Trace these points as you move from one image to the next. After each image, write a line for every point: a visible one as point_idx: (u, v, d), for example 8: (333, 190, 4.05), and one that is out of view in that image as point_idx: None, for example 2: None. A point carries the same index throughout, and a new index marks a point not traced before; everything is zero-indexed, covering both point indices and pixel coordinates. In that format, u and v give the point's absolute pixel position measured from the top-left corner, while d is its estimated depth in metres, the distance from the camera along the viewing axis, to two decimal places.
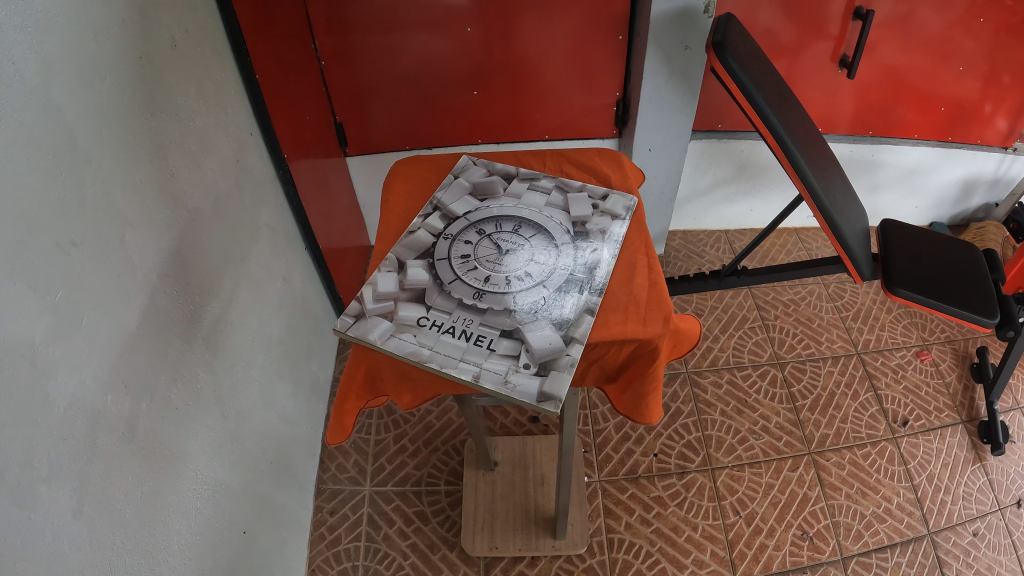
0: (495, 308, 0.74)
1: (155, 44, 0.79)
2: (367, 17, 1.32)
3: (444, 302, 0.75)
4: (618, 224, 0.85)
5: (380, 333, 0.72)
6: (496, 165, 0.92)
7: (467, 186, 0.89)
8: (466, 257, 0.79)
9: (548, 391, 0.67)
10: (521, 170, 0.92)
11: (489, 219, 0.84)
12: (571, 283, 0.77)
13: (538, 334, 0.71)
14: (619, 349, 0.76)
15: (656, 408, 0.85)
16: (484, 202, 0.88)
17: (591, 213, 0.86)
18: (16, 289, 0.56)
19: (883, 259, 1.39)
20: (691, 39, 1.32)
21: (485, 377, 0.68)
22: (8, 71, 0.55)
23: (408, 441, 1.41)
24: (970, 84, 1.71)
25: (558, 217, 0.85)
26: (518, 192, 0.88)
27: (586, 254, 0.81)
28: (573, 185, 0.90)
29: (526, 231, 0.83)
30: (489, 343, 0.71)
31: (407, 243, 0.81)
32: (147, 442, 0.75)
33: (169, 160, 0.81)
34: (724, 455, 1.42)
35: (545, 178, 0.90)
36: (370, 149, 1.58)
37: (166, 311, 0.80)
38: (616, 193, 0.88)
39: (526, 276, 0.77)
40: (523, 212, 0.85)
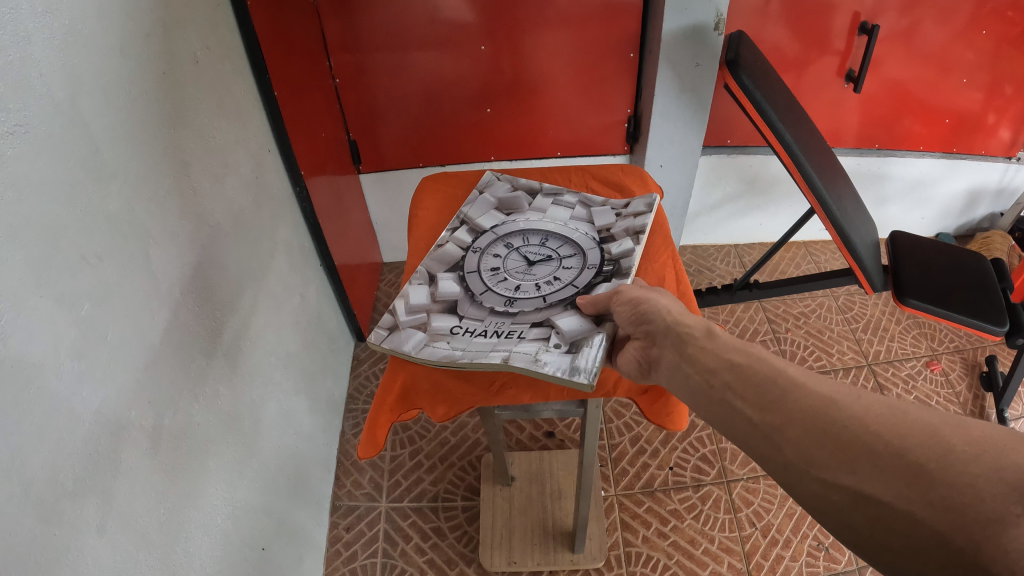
0: (526, 310, 0.75)
1: (178, 61, 0.80)
2: (379, 35, 1.33)
3: (476, 311, 0.76)
4: (641, 220, 0.85)
5: (413, 344, 0.72)
6: (520, 181, 0.95)
7: (491, 203, 0.91)
8: (495, 269, 0.81)
9: (579, 364, 0.67)
10: (544, 185, 0.94)
11: (517, 233, 0.86)
12: (598, 278, 0.78)
13: (567, 320, 0.72)
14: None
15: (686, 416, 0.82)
16: (510, 216, 0.89)
17: (614, 219, 0.87)
18: (41, 302, 0.57)
19: (894, 272, 1.40)
20: (702, 57, 1.33)
21: (515, 358, 0.67)
22: (36, 85, 0.56)
23: (424, 457, 1.42)
24: (974, 96, 1.73)
25: (583, 227, 0.86)
26: (542, 207, 0.90)
27: (612, 252, 0.81)
28: (595, 198, 0.92)
29: (553, 242, 0.84)
30: (520, 334, 0.72)
31: (437, 258, 0.83)
32: (169, 457, 0.76)
33: (191, 176, 0.82)
34: (739, 468, 1.41)
35: (568, 194, 0.93)
36: (381, 166, 1.60)
37: (187, 327, 0.81)
38: (637, 197, 0.89)
39: (556, 280, 0.78)
40: (550, 225, 0.87)
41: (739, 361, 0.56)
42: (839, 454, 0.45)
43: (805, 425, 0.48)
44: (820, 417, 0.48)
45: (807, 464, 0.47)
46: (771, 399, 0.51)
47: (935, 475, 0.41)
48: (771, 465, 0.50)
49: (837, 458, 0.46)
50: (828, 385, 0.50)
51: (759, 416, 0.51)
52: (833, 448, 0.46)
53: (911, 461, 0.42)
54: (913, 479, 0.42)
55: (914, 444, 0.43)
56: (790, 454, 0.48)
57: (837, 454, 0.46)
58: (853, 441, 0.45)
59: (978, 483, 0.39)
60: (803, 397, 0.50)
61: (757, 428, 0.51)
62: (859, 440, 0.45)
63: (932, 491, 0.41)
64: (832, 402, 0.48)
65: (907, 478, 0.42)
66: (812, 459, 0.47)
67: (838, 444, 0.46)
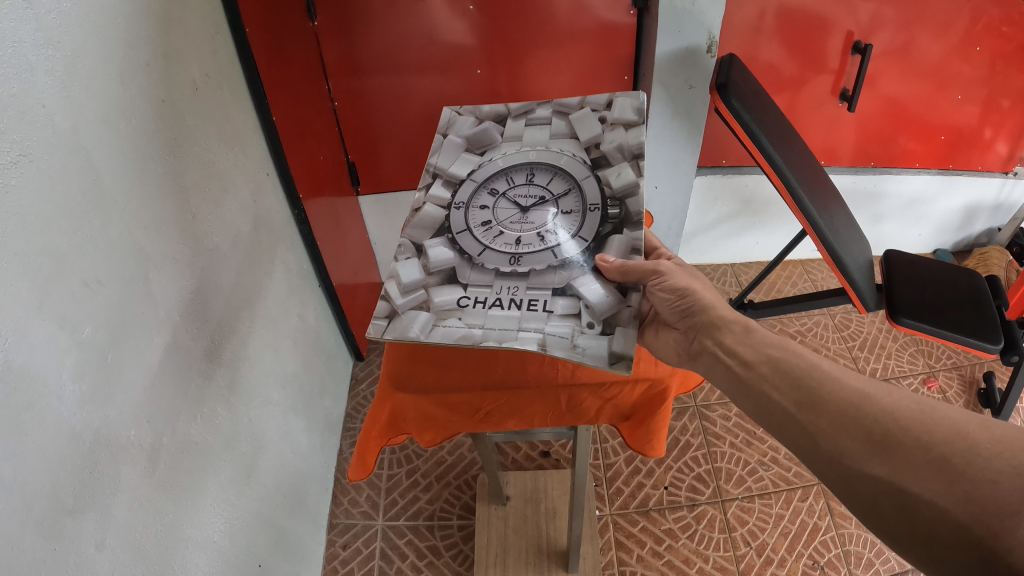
0: (537, 269, 0.72)
1: (179, 89, 0.81)
2: (377, 58, 1.35)
3: (480, 277, 0.72)
4: (635, 133, 0.80)
5: (421, 328, 0.67)
6: (483, 108, 0.88)
7: (459, 142, 0.85)
8: (487, 223, 0.77)
9: (618, 351, 0.63)
10: (511, 106, 0.87)
11: (499, 174, 0.82)
12: (607, 224, 0.75)
13: (590, 289, 0.69)
14: (632, 389, 0.80)
15: (664, 444, 0.87)
16: (483, 154, 0.85)
17: (601, 130, 0.82)
18: (45, 324, 0.58)
19: (887, 290, 1.41)
20: (695, 79, 1.35)
21: (551, 343, 0.64)
22: (38, 115, 0.57)
23: (420, 476, 1.43)
24: (970, 111, 1.74)
25: (569, 149, 0.82)
26: (518, 134, 0.86)
27: (613, 184, 0.77)
28: (572, 103, 0.85)
29: (541, 176, 0.81)
30: (544, 305, 0.68)
31: (418, 224, 0.78)
32: (167, 476, 0.77)
33: (191, 201, 0.84)
34: (734, 487, 1.42)
35: (541, 108, 0.87)
36: (379, 188, 1.62)
37: (187, 347, 0.82)
38: (619, 95, 0.83)
39: (559, 228, 0.76)
40: (532, 155, 0.83)
41: (779, 357, 0.67)
42: (870, 443, 0.56)
43: (839, 418, 0.59)
44: (854, 412, 0.59)
45: (843, 455, 0.57)
46: (808, 393, 0.63)
47: (957, 468, 0.52)
48: (805, 451, 0.61)
49: (869, 450, 0.56)
50: (860, 384, 0.61)
51: (796, 407, 0.63)
52: (866, 440, 0.57)
53: (937, 455, 0.53)
54: (939, 472, 0.52)
55: (941, 440, 0.54)
56: (827, 445, 0.59)
57: (870, 446, 0.56)
58: (885, 434, 0.56)
59: (996, 479, 0.50)
60: (839, 393, 0.61)
61: (795, 418, 0.62)
62: (893, 434, 0.56)
63: (956, 484, 0.51)
64: (866, 400, 0.59)
65: (934, 468, 0.52)
66: (846, 451, 0.57)
67: (871, 438, 0.57)
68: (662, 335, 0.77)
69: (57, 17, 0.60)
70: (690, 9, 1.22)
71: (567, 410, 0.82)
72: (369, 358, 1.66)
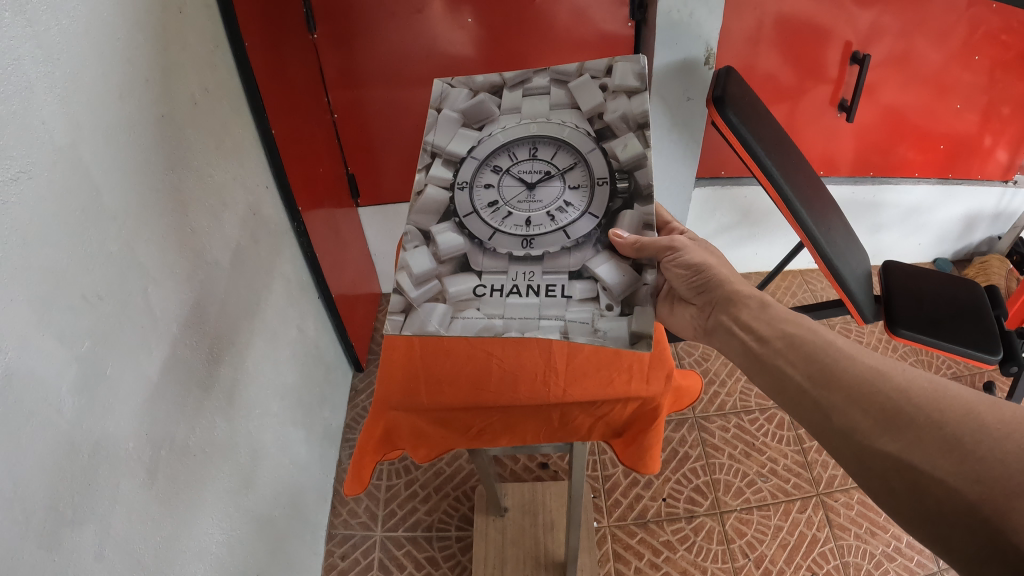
0: (551, 251, 0.72)
1: (178, 103, 0.82)
2: (376, 70, 1.37)
3: (494, 263, 0.72)
4: (638, 101, 0.75)
5: (440, 320, 0.66)
6: (476, 79, 0.81)
7: (455, 118, 0.80)
8: (494, 204, 0.76)
9: (638, 330, 0.64)
10: (506, 76, 0.80)
11: (500, 150, 0.79)
12: (616, 199, 0.73)
13: (606, 269, 0.69)
14: (623, 408, 0.83)
15: (657, 460, 0.87)
16: (482, 129, 0.80)
17: (603, 99, 0.76)
18: (44, 338, 0.59)
19: (886, 301, 1.41)
20: (693, 90, 1.36)
21: (573, 330, 0.64)
22: (38, 132, 0.58)
23: (419, 487, 1.43)
24: (969, 119, 1.75)
25: (571, 120, 0.77)
26: (516, 105, 0.80)
27: (619, 156, 0.74)
28: (570, 70, 0.79)
29: (545, 151, 0.78)
30: (562, 290, 0.68)
31: (422, 210, 0.74)
32: (166, 487, 0.77)
33: (190, 215, 0.84)
34: (732, 498, 1.42)
35: (538, 77, 0.80)
36: (379, 200, 1.63)
37: (186, 360, 0.82)
38: (619, 60, 0.76)
39: (568, 206, 0.74)
40: (533, 128, 0.78)
41: (793, 333, 0.68)
42: (882, 418, 0.57)
43: (852, 394, 0.60)
44: (868, 389, 0.59)
45: (853, 429, 0.58)
46: (822, 369, 0.63)
47: (967, 447, 0.52)
48: (817, 426, 0.62)
49: (881, 426, 0.57)
50: (874, 361, 0.62)
51: (809, 380, 0.64)
52: (878, 416, 0.57)
53: (948, 432, 0.53)
54: (949, 450, 0.52)
55: (952, 420, 0.54)
56: (839, 420, 0.60)
57: (882, 422, 0.57)
58: (897, 411, 0.57)
59: (1006, 460, 0.50)
60: (853, 369, 0.61)
61: (808, 393, 0.63)
62: (906, 410, 0.56)
63: (965, 463, 0.51)
64: (879, 377, 0.60)
65: (944, 446, 0.53)
66: (857, 427, 0.58)
67: (883, 414, 0.57)
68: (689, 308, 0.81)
69: (57, 35, 0.60)
70: (687, 21, 1.24)
71: (560, 427, 0.85)
72: (368, 369, 1.67)
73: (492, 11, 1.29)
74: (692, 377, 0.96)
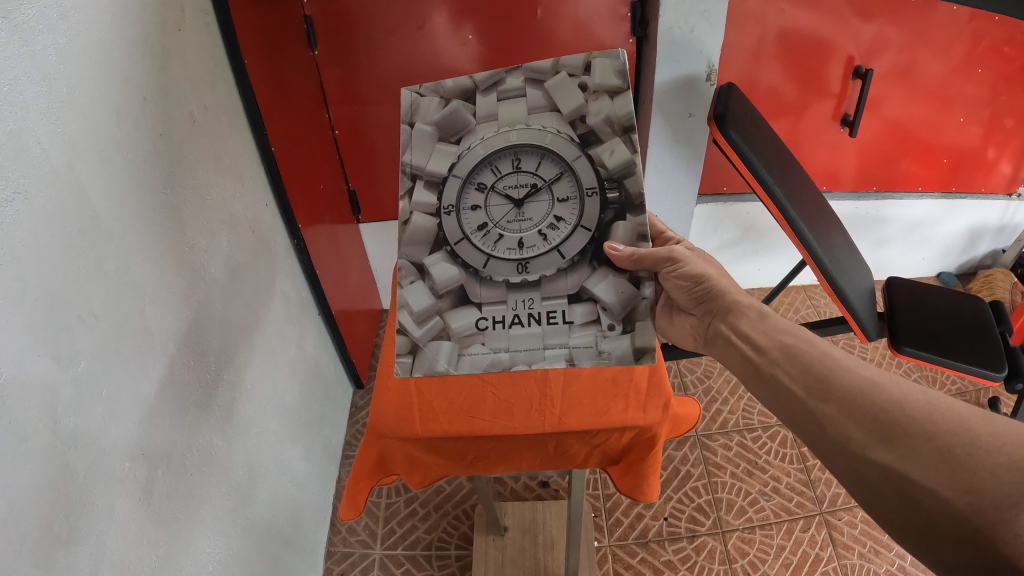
0: (548, 274, 0.72)
1: (176, 119, 0.82)
2: (380, 86, 1.39)
3: (492, 292, 0.73)
4: (622, 102, 0.67)
5: (448, 359, 0.72)
6: (446, 82, 0.69)
7: (430, 132, 0.71)
8: (484, 227, 0.73)
9: (641, 346, 0.70)
10: (476, 77, 0.69)
11: (482, 164, 0.72)
12: (607, 211, 0.71)
13: (603, 288, 0.70)
14: (619, 436, 0.83)
15: (656, 489, 0.87)
16: (460, 142, 0.71)
17: (584, 100, 0.68)
18: (40, 360, 0.58)
19: (890, 318, 1.41)
20: (694, 107, 1.36)
21: (579, 357, 0.70)
22: (34, 152, 0.57)
23: (419, 505, 1.42)
24: (973, 132, 1.75)
25: (552, 125, 0.70)
26: (491, 112, 0.71)
27: (607, 164, 0.69)
28: (544, 67, 0.68)
29: (528, 162, 0.71)
30: (563, 316, 0.71)
31: (411, 242, 0.72)
32: (162, 507, 0.76)
33: (188, 232, 0.84)
34: (734, 518, 1.41)
35: (511, 75, 0.69)
36: (380, 216, 1.64)
37: (183, 379, 0.81)
38: (597, 54, 0.67)
39: (559, 221, 0.72)
40: (513, 137, 0.71)
41: (790, 343, 0.67)
42: (876, 429, 0.56)
43: (847, 404, 0.59)
44: (862, 399, 0.58)
45: (847, 441, 0.57)
46: (818, 379, 0.62)
47: (959, 459, 0.51)
48: (812, 436, 0.61)
49: (874, 437, 0.56)
50: (869, 371, 0.61)
51: (805, 391, 0.63)
52: (872, 428, 0.57)
53: (942, 444, 0.53)
54: (941, 462, 0.52)
55: (945, 431, 0.53)
56: (834, 432, 0.59)
57: (876, 434, 0.56)
58: (891, 422, 0.56)
59: (997, 471, 0.49)
60: (847, 379, 0.61)
61: (803, 403, 0.62)
62: (898, 421, 0.55)
63: (957, 475, 0.51)
64: (873, 388, 0.59)
65: (938, 459, 0.52)
66: (852, 438, 0.57)
67: (877, 425, 0.56)
68: (687, 320, 0.81)
69: (53, 54, 0.60)
70: (689, 37, 1.25)
71: (556, 455, 0.85)
72: (368, 386, 1.66)
73: (496, 26, 1.31)
74: (691, 404, 0.95)
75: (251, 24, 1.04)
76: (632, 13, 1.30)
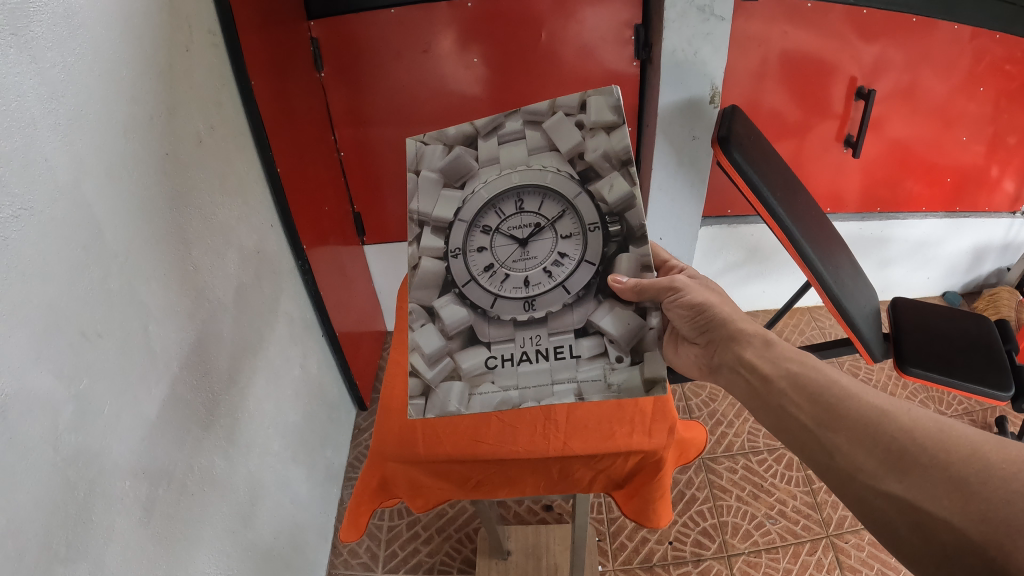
0: (554, 310, 0.73)
1: (183, 140, 0.82)
2: (384, 108, 1.39)
3: (500, 331, 0.73)
4: (619, 136, 0.67)
5: (459, 399, 0.72)
6: (449, 129, 0.70)
7: (435, 178, 0.71)
8: (490, 267, 0.73)
9: (651, 377, 0.70)
10: (477, 123, 0.69)
11: (486, 207, 0.72)
12: (611, 244, 0.71)
13: (610, 321, 0.71)
14: (624, 460, 0.82)
15: (665, 512, 0.86)
16: (465, 186, 0.72)
17: (582, 138, 0.68)
18: (41, 378, 0.58)
19: (896, 339, 1.40)
20: (698, 130, 1.37)
21: (588, 391, 0.71)
22: (41, 168, 0.58)
23: (421, 528, 1.41)
24: (976, 150, 1.75)
25: (551, 164, 0.70)
26: (493, 155, 0.70)
27: (607, 199, 0.69)
28: (541, 108, 0.68)
29: (531, 202, 0.72)
30: (571, 351, 0.72)
31: (422, 285, 0.73)
32: (163, 527, 0.75)
33: (192, 252, 0.84)
34: (740, 541, 1.40)
35: (510, 119, 0.69)
36: (385, 237, 1.64)
37: (186, 399, 0.81)
38: (591, 92, 0.66)
39: (564, 257, 0.72)
40: (515, 178, 0.71)
41: (797, 372, 0.67)
42: (887, 459, 0.56)
43: (857, 434, 0.59)
44: (873, 429, 0.58)
45: (858, 471, 0.57)
46: (826, 409, 0.62)
47: (972, 487, 0.51)
48: (822, 465, 0.61)
49: (886, 467, 0.56)
50: (879, 400, 0.60)
51: (814, 422, 0.62)
52: (884, 457, 0.56)
53: (954, 473, 0.52)
54: (953, 491, 0.51)
55: (958, 460, 0.53)
56: (844, 462, 0.58)
57: (886, 464, 0.56)
58: (903, 452, 0.55)
59: (1011, 499, 0.49)
60: (856, 409, 0.60)
61: (813, 434, 0.62)
62: (910, 450, 0.55)
63: (970, 504, 0.50)
64: (883, 417, 0.58)
65: (951, 487, 0.52)
66: (863, 468, 0.57)
67: (889, 454, 0.56)
68: (692, 347, 0.81)
69: (61, 72, 0.61)
70: (693, 60, 1.26)
71: (561, 479, 0.85)
72: (371, 408, 1.66)
73: (500, 48, 1.32)
74: (697, 429, 0.94)
75: (258, 48, 1.05)
76: (636, 36, 1.32)
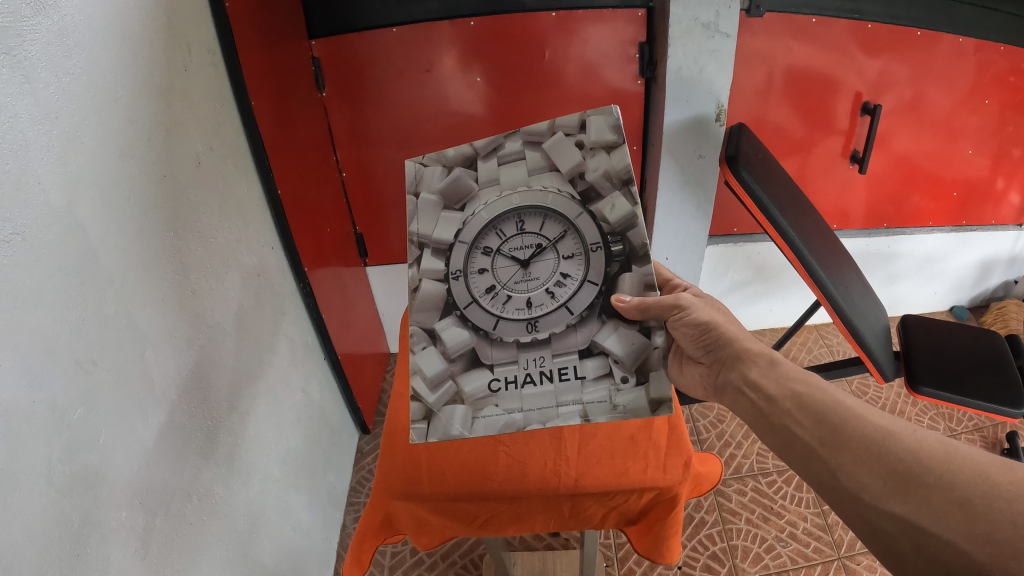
0: (557, 331, 0.71)
1: (181, 163, 0.81)
2: (387, 128, 1.39)
3: (503, 353, 0.71)
4: (620, 156, 0.65)
5: (462, 423, 0.71)
6: (448, 150, 0.68)
7: (435, 201, 0.69)
8: (492, 289, 0.72)
9: (657, 397, 0.69)
10: (476, 144, 0.68)
11: (486, 229, 0.71)
12: (613, 264, 0.69)
13: (614, 342, 0.70)
14: (638, 497, 0.81)
15: (676, 548, 0.85)
16: (465, 209, 0.70)
17: (582, 158, 0.66)
18: (35, 408, 0.56)
19: (907, 357, 1.37)
20: (704, 148, 1.35)
21: (594, 413, 0.70)
22: (33, 191, 0.56)
23: (425, 554, 1.39)
24: (981, 163, 1.74)
25: (552, 185, 0.68)
26: (493, 177, 0.69)
27: (609, 219, 0.68)
28: (541, 128, 0.66)
29: (532, 223, 0.70)
30: (576, 372, 0.70)
31: (422, 308, 0.71)
32: (161, 558, 0.73)
33: (191, 277, 0.83)
34: (751, 565, 1.37)
35: (509, 140, 0.67)
36: (390, 258, 1.64)
37: (184, 427, 0.80)
38: (591, 112, 0.65)
39: (566, 278, 0.71)
40: (516, 199, 0.69)
41: (802, 392, 0.65)
42: (892, 479, 0.54)
43: (862, 453, 0.57)
44: (878, 448, 0.56)
45: (862, 491, 0.55)
46: (831, 429, 0.60)
47: (978, 509, 0.49)
48: (825, 486, 0.59)
49: (890, 487, 0.54)
50: (886, 420, 0.58)
51: (818, 442, 0.60)
52: (888, 477, 0.54)
53: (959, 495, 0.50)
54: (960, 512, 0.49)
55: (963, 480, 0.51)
56: (848, 481, 0.56)
57: (890, 483, 0.54)
58: (907, 472, 0.53)
59: (1017, 522, 0.47)
60: (862, 428, 0.58)
61: (817, 453, 0.60)
62: (914, 470, 0.53)
63: (976, 527, 0.48)
64: (889, 437, 0.56)
65: (957, 509, 0.50)
66: (867, 488, 0.55)
67: (893, 475, 0.54)
68: (697, 367, 0.79)
69: (56, 93, 0.60)
70: (698, 78, 1.25)
71: (572, 517, 0.83)
72: (374, 431, 1.64)
73: (503, 66, 1.31)
74: (713, 463, 0.93)
75: (258, 69, 1.04)
76: (640, 53, 1.31)
